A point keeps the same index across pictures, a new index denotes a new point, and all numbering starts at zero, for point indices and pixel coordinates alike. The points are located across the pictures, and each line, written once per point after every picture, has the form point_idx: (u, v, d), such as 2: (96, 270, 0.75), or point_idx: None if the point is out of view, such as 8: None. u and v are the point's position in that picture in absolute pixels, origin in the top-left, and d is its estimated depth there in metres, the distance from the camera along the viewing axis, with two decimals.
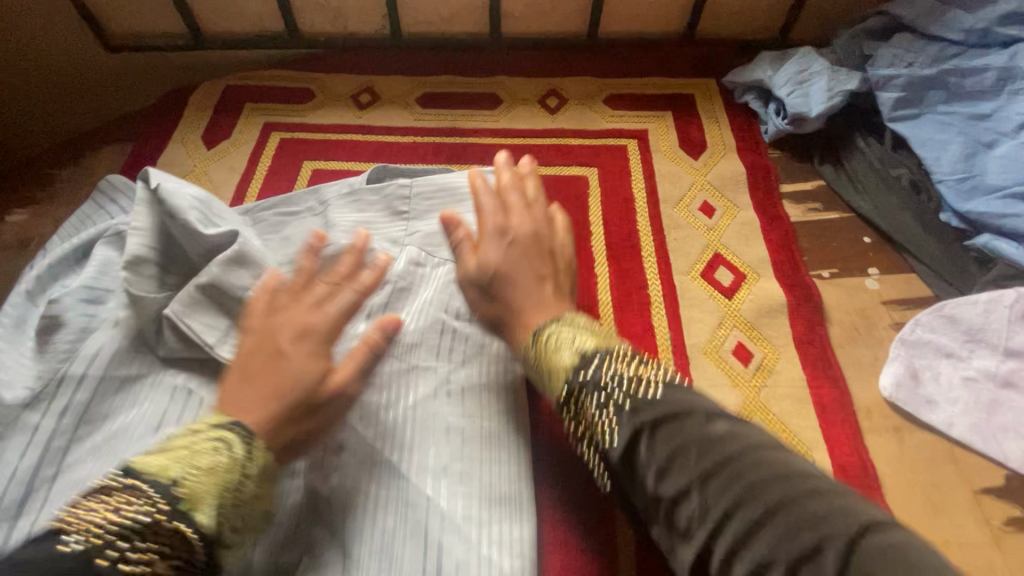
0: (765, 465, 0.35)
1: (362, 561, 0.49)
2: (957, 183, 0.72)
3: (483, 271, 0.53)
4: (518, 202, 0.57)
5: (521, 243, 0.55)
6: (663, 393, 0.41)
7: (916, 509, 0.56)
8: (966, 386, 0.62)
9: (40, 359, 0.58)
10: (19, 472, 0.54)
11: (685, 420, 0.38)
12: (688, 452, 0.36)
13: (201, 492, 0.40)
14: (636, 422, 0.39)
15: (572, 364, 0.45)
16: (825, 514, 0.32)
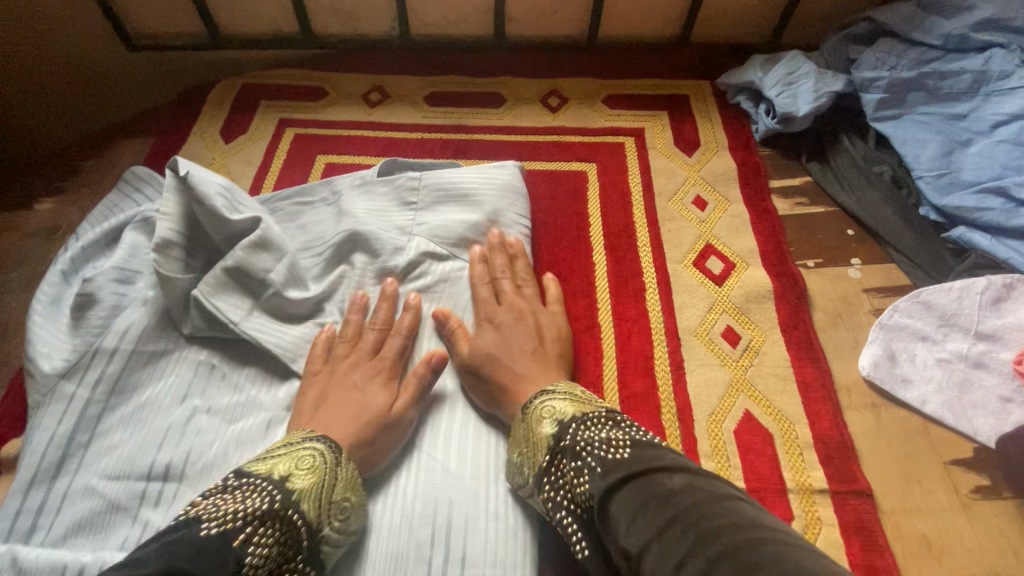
0: (715, 511, 0.40)
1: (382, 513, 0.55)
2: (935, 179, 0.77)
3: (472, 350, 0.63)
4: (507, 285, 0.70)
5: (508, 320, 0.66)
6: (632, 452, 0.48)
7: (890, 479, 0.60)
8: (939, 366, 0.66)
9: (75, 334, 0.63)
10: (56, 437, 0.58)
11: (652, 479, 0.44)
12: (652, 507, 0.42)
13: (309, 489, 0.50)
14: (608, 480, 0.46)
15: (553, 433, 0.53)
16: (773, 560, 0.35)
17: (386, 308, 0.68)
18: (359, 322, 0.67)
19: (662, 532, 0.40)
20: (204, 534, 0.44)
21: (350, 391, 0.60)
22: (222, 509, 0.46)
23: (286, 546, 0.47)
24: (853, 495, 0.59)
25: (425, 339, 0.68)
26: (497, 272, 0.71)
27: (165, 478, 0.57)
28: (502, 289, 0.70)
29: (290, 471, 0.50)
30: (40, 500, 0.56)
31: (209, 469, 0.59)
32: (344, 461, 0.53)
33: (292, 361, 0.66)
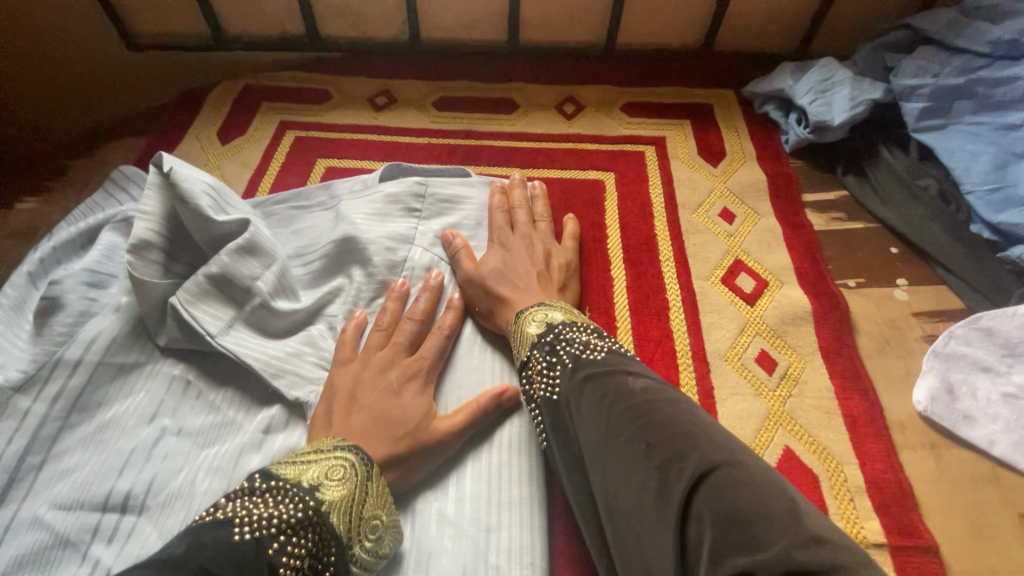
0: (661, 405, 0.42)
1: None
2: (988, 193, 0.70)
3: (478, 271, 0.64)
4: (524, 218, 0.71)
5: (519, 248, 0.67)
6: (604, 354, 0.49)
7: (959, 534, 0.52)
8: (1007, 403, 0.58)
9: (35, 342, 0.56)
10: (4, 457, 0.51)
11: (615, 376, 0.46)
12: (608, 397, 0.44)
13: (340, 499, 0.43)
14: (577, 376, 0.48)
15: (539, 333, 0.55)
16: (694, 449, 0.38)
17: (392, 309, 0.61)
18: (395, 310, 0.61)
19: (607, 419, 0.42)
20: (238, 540, 0.38)
21: (353, 403, 0.52)
22: (254, 513, 0.40)
23: (316, 557, 0.40)
24: (917, 552, 0.50)
25: (466, 343, 0.62)
26: (515, 204, 0.72)
27: (124, 509, 0.51)
28: (518, 221, 0.71)
29: (320, 476, 0.44)
30: None
31: (176, 499, 0.52)
32: (375, 474, 0.46)
33: (274, 379, 0.58)
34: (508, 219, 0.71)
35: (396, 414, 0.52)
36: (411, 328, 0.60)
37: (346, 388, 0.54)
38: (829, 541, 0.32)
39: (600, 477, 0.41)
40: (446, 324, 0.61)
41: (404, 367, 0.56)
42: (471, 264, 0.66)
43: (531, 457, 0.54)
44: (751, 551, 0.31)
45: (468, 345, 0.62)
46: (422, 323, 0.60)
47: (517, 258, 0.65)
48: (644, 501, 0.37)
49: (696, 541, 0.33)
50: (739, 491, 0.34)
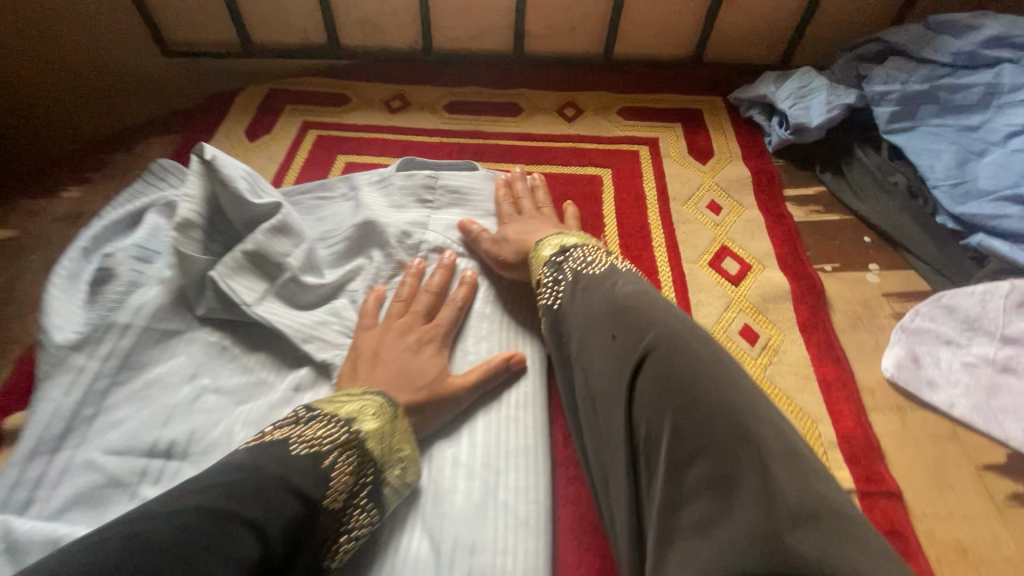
0: (637, 300, 0.47)
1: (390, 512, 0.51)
2: (951, 187, 0.77)
3: (490, 250, 0.71)
4: (529, 205, 0.78)
5: (528, 230, 0.73)
6: (600, 267, 0.55)
7: (921, 482, 0.57)
8: (966, 370, 0.64)
9: (90, 308, 0.62)
10: (62, 408, 0.57)
11: (604, 283, 0.52)
12: (595, 298, 0.51)
13: (375, 429, 0.49)
14: (573, 285, 0.54)
15: (553, 253, 0.61)
16: (651, 332, 0.43)
17: (410, 282, 0.67)
18: (414, 284, 0.67)
19: (590, 317, 0.49)
20: (296, 454, 0.43)
21: (376, 359, 0.58)
22: (304, 436, 0.45)
23: (358, 475, 0.46)
24: (883, 497, 0.56)
25: (476, 315, 0.68)
26: (521, 194, 0.79)
27: (169, 455, 0.56)
28: (523, 206, 0.78)
29: (358, 412, 0.49)
30: (39, 473, 0.54)
31: (217, 446, 0.57)
32: (401, 413, 0.52)
33: (304, 344, 0.65)
34: (513, 205, 0.78)
35: (416, 370, 0.58)
36: (426, 299, 0.66)
37: (369, 349, 0.60)
38: (742, 401, 0.38)
39: (581, 365, 0.49)
40: (459, 296, 0.67)
41: (420, 332, 0.62)
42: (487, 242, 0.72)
43: (536, 412, 0.60)
44: (675, 408, 0.38)
45: (478, 317, 0.68)
46: (437, 295, 0.66)
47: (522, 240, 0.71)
48: (608, 375, 0.44)
49: (637, 403, 0.40)
50: (677, 364, 0.40)
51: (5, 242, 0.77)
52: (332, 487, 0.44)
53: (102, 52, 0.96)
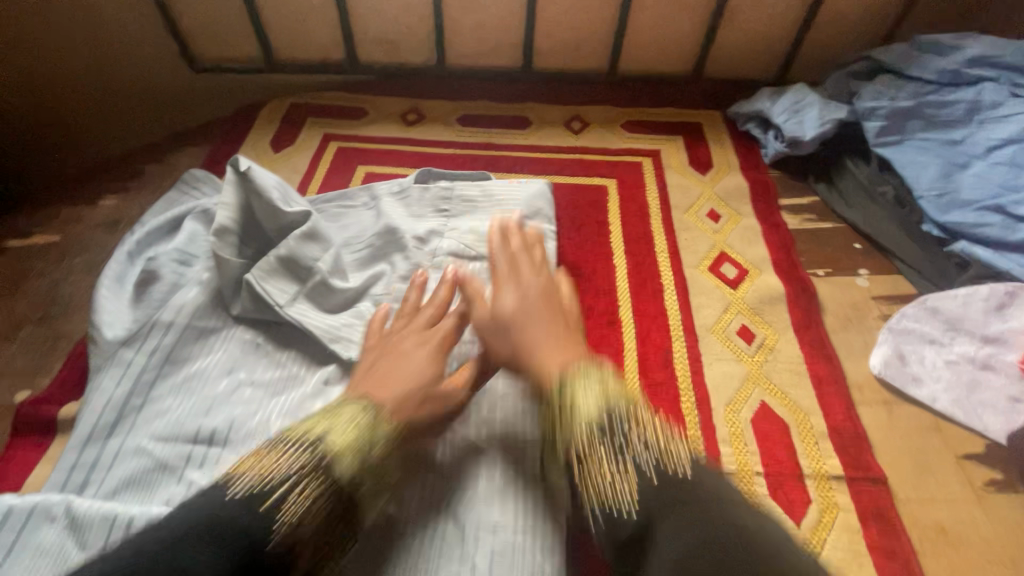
0: (750, 530, 0.38)
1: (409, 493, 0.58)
2: (936, 199, 0.81)
3: (495, 322, 0.61)
4: (528, 265, 0.66)
5: (534, 293, 0.62)
6: (688, 472, 0.43)
7: (905, 470, 0.62)
8: (949, 367, 0.69)
9: (137, 307, 0.68)
10: (114, 398, 0.62)
11: (695, 500, 0.41)
12: (690, 520, 0.39)
13: (344, 447, 0.50)
14: (653, 503, 0.42)
15: (597, 412, 0.47)
16: None
17: (415, 296, 0.69)
18: (416, 300, 0.68)
19: (694, 552, 0.37)
20: (232, 496, 0.45)
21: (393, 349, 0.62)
22: (255, 472, 0.47)
23: (320, 501, 0.48)
24: (869, 483, 0.60)
25: None
26: (517, 252, 0.67)
27: (210, 442, 0.61)
28: (522, 262, 0.66)
29: (329, 432, 0.51)
30: (94, 457, 0.59)
31: (254, 435, 0.62)
32: (383, 420, 0.53)
33: (331, 343, 0.69)
34: (511, 259, 0.67)
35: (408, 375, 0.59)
36: (428, 313, 0.66)
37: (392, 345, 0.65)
38: None
39: None
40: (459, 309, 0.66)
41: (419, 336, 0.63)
42: (489, 309, 0.63)
43: None
44: None
45: None
46: (439, 309, 0.67)
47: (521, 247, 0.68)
48: None
49: None
50: None
51: (50, 246, 0.82)
52: (279, 518, 0.45)
53: (141, 71, 1.04)
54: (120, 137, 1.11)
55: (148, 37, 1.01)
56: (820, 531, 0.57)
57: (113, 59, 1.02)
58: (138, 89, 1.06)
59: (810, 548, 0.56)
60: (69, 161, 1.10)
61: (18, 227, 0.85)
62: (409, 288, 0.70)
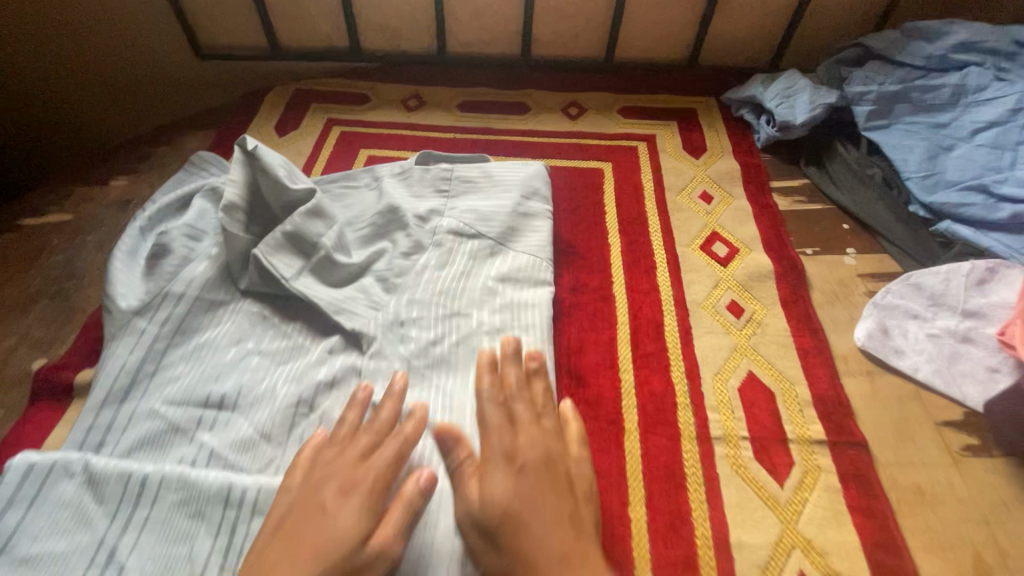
0: None
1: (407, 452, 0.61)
2: (921, 179, 0.84)
3: (486, 512, 0.49)
4: (526, 415, 0.56)
5: (533, 465, 0.51)
6: None
7: (885, 435, 0.65)
8: (930, 340, 0.71)
9: (149, 280, 0.71)
10: (127, 364, 0.65)
11: None
12: None
13: None
14: None
15: None
16: None
17: (354, 416, 0.58)
18: (355, 421, 0.58)
19: None
20: None
21: None
22: None
23: None
24: (850, 447, 0.63)
25: (490, 288, 0.75)
26: (511, 394, 0.58)
27: (220, 407, 0.64)
28: (517, 417, 0.56)
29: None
30: (109, 419, 0.62)
31: (262, 399, 0.65)
32: None
33: (336, 315, 0.72)
34: (505, 413, 0.56)
35: (333, 534, 0.48)
36: (364, 441, 0.55)
37: None
38: None
39: None
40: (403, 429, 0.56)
41: (342, 478, 0.52)
42: (474, 486, 0.51)
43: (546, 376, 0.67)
44: None
45: (491, 291, 0.75)
46: (378, 435, 0.56)
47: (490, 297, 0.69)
48: None
49: None
50: None
51: (64, 224, 0.85)
52: None
53: (151, 58, 1.08)
54: (133, 121, 1.15)
55: (156, 26, 1.03)
56: (801, 490, 0.60)
57: (125, 46, 1.05)
58: (148, 75, 1.09)
59: (792, 506, 0.59)
60: (77, 153, 1.15)
61: (34, 206, 0.88)
62: (348, 407, 0.59)
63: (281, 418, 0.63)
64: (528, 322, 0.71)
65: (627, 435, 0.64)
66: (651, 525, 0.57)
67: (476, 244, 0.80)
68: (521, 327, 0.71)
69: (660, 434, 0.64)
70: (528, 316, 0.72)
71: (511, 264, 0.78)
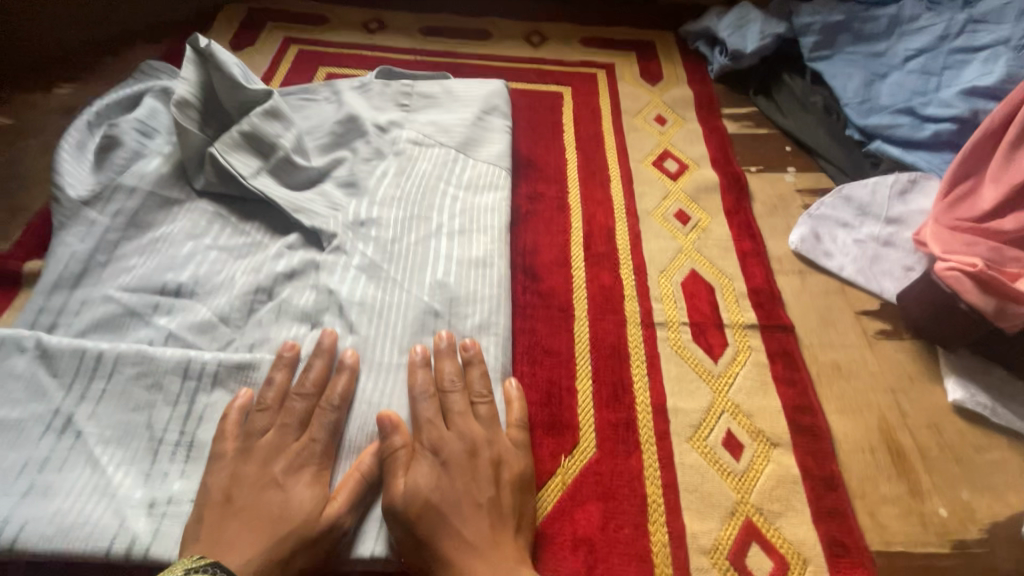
0: None
1: (365, 334, 0.62)
2: (858, 105, 0.89)
3: (411, 503, 0.49)
4: (460, 406, 0.56)
5: (456, 455, 0.52)
6: None
7: (810, 323, 0.71)
8: (856, 245, 0.78)
9: (98, 173, 0.69)
10: (77, 252, 0.64)
11: None
12: None
13: None
14: None
15: None
16: None
17: (281, 381, 0.57)
18: (284, 384, 0.57)
19: None
20: None
21: None
22: None
23: None
24: (779, 331, 0.69)
25: (452, 195, 0.77)
26: (446, 383, 0.57)
27: (176, 295, 0.64)
28: (451, 407, 0.55)
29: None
30: (60, 303, 0.62)
31: (219, 289, 0.65)
32: None
33: (294, 214, 0.72)
34: (436, 400, 0.56)
35: (275, 509, 0.49)
36: (300, 408, 0.56)
37: None
38: None
39: None
40: (336, 396, 0.57)
41: (286, 451, 0.53)
42: (401, 478, 0.51)
43: (502, 270, 0.69)
44: None
45: (449, 197, 0.77)
46: (312, 401, 0.56)
47: (420, 259, 0.70)
48: None
49: None
50: None
51: (4, 128, 0.82)
52: None
53: None
54: None
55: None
56: (733, 366, 0.65)
57: None
58: None
59: (723, 378, 0.64)
60: None
61: None
62: (275, 368, 0.58)
63: (239, 305, 0.64)
64: (485, 224, 0.74)
65: (577, 323, 0.67)
66: (595, 394, 0.62)
67: (436, 155, 0.81)
68: (478, 228, 0.73)
69: (609, 321, 0.68)
70: (485, 220, 0.74)
71: (469, 174, 0.80)
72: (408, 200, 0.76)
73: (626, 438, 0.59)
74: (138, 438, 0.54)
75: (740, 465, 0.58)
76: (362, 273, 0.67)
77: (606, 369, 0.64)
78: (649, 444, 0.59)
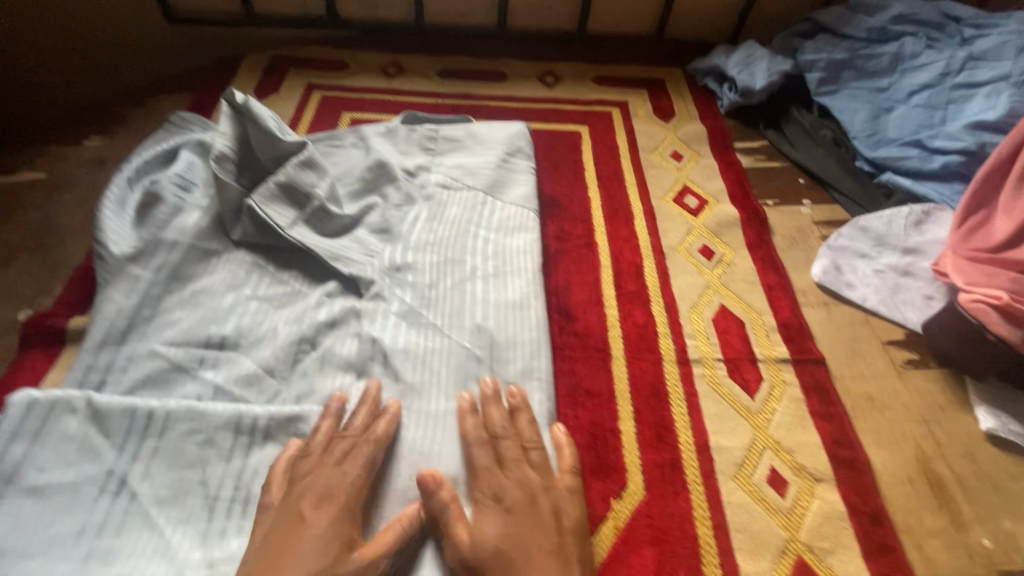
0: None
1: (410, 382, 0.63)
2: (866, 138, 0.93)
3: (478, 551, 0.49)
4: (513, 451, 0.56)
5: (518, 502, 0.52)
6: None
7: (839, 354, 0.72)
8: (876, 275, 0.80)
9: (139, 227, 0.71)
10: (123, 308, 0.65)
11: None
12: None
13: None
14: None
15: None
16: None
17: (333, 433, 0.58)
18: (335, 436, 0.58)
19: None
20: None
21: None
22: None
23: None
24: (811, 364, 0.70)
25: (484, 238, 0.79)
26: (496, 429, 0.58)
27: (221, 348, 0.65)
28: (505, 453, 0.56)
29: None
30: (108, 360, 0.62)
31: (263, 340, 0.66)
32: None
33: (332, 262, 0.73)
34: (488, 448, 0.57)
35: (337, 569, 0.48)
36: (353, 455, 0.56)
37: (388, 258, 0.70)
38: None
39: None
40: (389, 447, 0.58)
41: None
42: (465, 528, 0.51)
43: (539, 313, 0.71)
44: None
45: (481, 239, 0.78)
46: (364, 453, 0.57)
47: (459, 304, 0.71)
48: None
49: None
50: None
51: (39, 182, 0.83)
52: None
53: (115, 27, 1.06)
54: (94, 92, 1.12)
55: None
56: (770, 401, 0.67)
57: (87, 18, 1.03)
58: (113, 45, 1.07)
59: (762, 414, 0.65)
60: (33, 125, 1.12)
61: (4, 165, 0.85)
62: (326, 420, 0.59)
63: (284, 356, 0.65)
64: (518, 267, 0.75)
65: (615, 362, 0.69)
66: (638, 434, 0.63)
67: (464, 198, 0.83)
68: (512, 271, 0.75)
69: (645, 360, 0.69)
70: (518, 263, 0.76)
71: (499, 217, 0.82)
72: (441, 245, 0.77)
73: (673, 478, 0.60)
74: (192, 496, 0.54)
75: (786, 502, 0.59)
76: (403, 320, 0.69)
77: (647, 410, 0.65)
78: (696, 484, 0.60)
